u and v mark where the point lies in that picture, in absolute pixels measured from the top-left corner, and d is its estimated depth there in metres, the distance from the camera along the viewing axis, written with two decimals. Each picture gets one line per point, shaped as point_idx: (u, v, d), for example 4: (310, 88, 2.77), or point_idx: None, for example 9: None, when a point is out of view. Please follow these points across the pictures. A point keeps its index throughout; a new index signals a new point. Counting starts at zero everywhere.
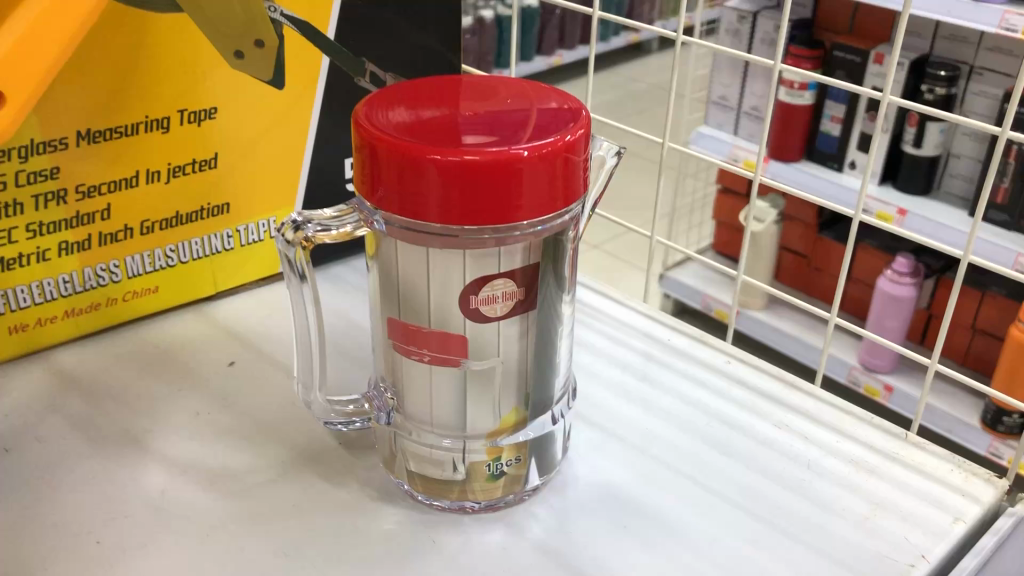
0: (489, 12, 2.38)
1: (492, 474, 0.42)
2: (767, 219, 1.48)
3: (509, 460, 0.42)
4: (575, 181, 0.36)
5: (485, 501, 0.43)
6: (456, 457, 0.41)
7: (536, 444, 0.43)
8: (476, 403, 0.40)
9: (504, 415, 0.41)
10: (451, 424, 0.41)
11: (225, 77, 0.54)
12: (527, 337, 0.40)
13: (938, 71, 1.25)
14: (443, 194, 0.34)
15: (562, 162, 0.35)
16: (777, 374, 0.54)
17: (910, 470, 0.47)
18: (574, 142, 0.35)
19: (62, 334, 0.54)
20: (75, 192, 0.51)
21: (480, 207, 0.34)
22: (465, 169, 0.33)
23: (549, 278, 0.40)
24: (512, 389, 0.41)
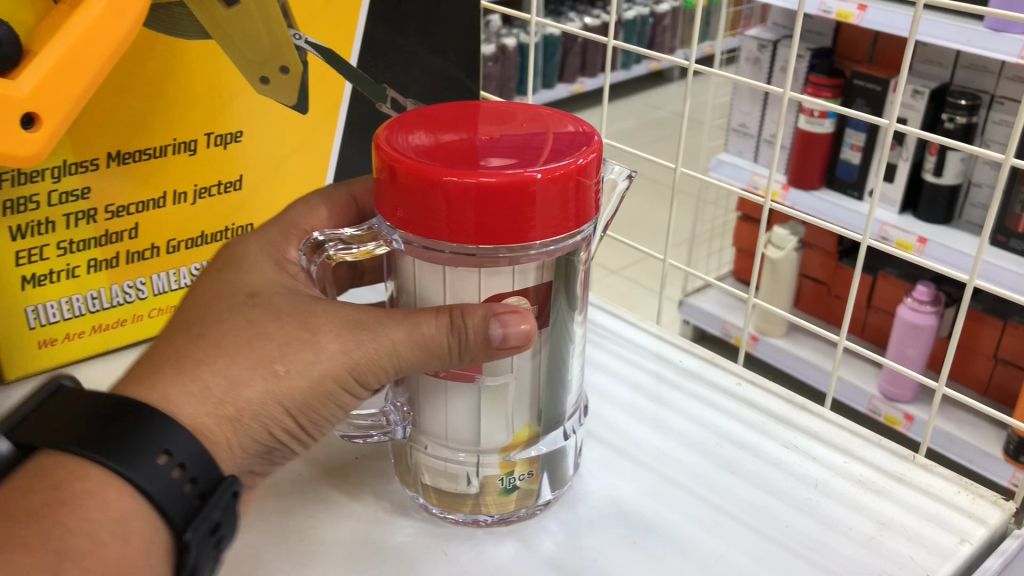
0: (512, 40, 2.40)
1: (504, 489, 0.43)
2: (787, 246, 1.49)
3: (522, 474, 0.43)
4: (587, 203, 0.38)
5: (498, 515, 0.44)
6: (470, 470, 0.42)
7: (548, 459, 0.44)
8: (489, 419, 0.41)
9: (517, 430, 0.42)
10: (465, 438, 0.42)
11: (252, 102, 0.56)
12: (539, 355, 0.41)
13: (959, 100, 1.26)
14: (458, 215, 0.35)
15: (574, 185, 0.36)
16: (786, 396, 0.54)
17: (916, 491, 0.47)
18: (586, 166, 0.37)
19: (90, 350, 0.55)
20: (105, 211, 0.52)
21: (496, 227, 0.35)
22: (482, 191, 0.35)
23: (560, 298, 0.41)
24: (524, 405, 0.42)
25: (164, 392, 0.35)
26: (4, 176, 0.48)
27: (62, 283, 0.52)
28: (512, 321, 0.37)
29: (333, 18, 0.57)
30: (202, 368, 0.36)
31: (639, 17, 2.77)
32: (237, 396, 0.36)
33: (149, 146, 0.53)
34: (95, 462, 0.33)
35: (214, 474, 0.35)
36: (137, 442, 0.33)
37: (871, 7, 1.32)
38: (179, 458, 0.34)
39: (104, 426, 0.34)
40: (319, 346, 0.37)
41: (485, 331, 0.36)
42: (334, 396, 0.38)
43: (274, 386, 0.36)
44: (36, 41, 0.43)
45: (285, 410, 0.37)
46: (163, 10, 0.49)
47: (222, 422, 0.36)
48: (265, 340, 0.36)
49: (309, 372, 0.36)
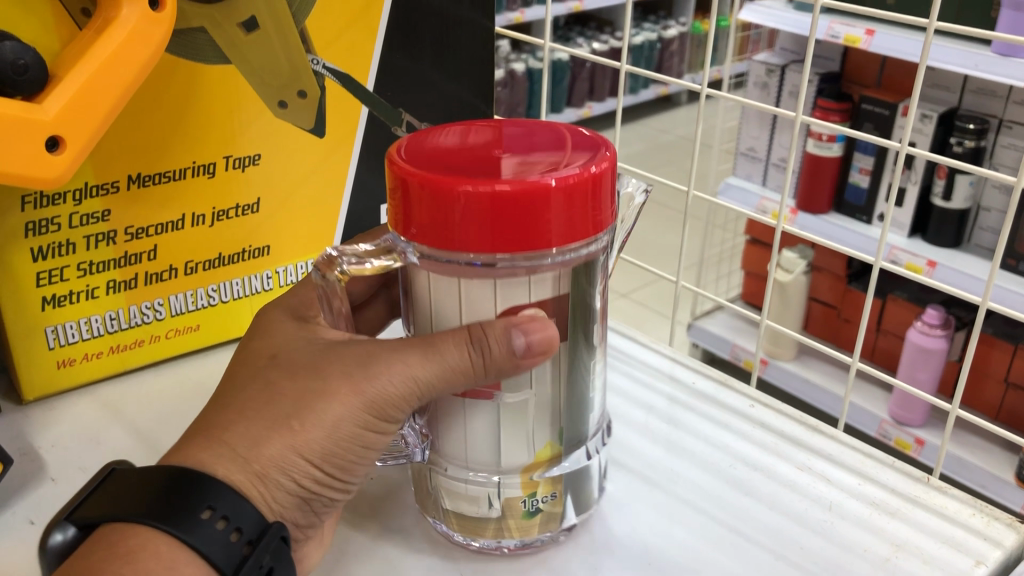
0: (520, 65, 2.42)
1: (527, 511, 0.43)
2: (796, 270, 1.50)
3: (545, 496, 0.43)
4: (602, 210, 0.38)
5: (519, 539, 0.44)
6: (492, 492, 0.42)
7: (569, 481, 0.44)
8: (510, 437, 0.41)
9: (538, 449, 0.42)
10: (486, 459, 0.42)
11: (270, 126, 0.56)
12: (558, 371, 0.41)
13: (967, 124, 1.26)
14: (475, 225, 0.35)
15: (589, 192, 0.37)
16: (799, 418, 0.54)
17: (930, 513, 0.47)
18: (600, 173, 0.37)
19: (108, 369, 0.56)
20: (125, 233, 0.53)
21: (511, 235, 0.36)
22: (496, 198, 0.35)
23: (578, 316, 0.41)
24: (546, 423, 0.42)
25: (197, 457, 0.37)
26: (27, 199, 0.48)
27: (81, 304, 0.53)
28: (534, 328, 0.37)
29: (350, 43, 0.57)
30: (230, 432, 0.37)
31: (647, 42, 2.79)
32: (259, 454, 0.37)
33: (169, 169, 0.53)
34: (145, 525, 0.35)
35: (257, 520, 0.36)
36: (182, 502, 0.35)
37: (878, 32, 1.33)
38: (222, 512, 0.35)
39: (152, 495, 0.36)
40: (332, 395, 0.37)
41: (508, 339, 0.37)
42: (360, 438, 0.38)
43: (291, 441, 0.37)
44: (61, 66, 0.44)
45: (310, 462, 0.37)
46: (185, 35, 0.50)
47: (253, 479, 0.37)
48: (281, 397, 0.38)
49: (324, 422, 0.37)
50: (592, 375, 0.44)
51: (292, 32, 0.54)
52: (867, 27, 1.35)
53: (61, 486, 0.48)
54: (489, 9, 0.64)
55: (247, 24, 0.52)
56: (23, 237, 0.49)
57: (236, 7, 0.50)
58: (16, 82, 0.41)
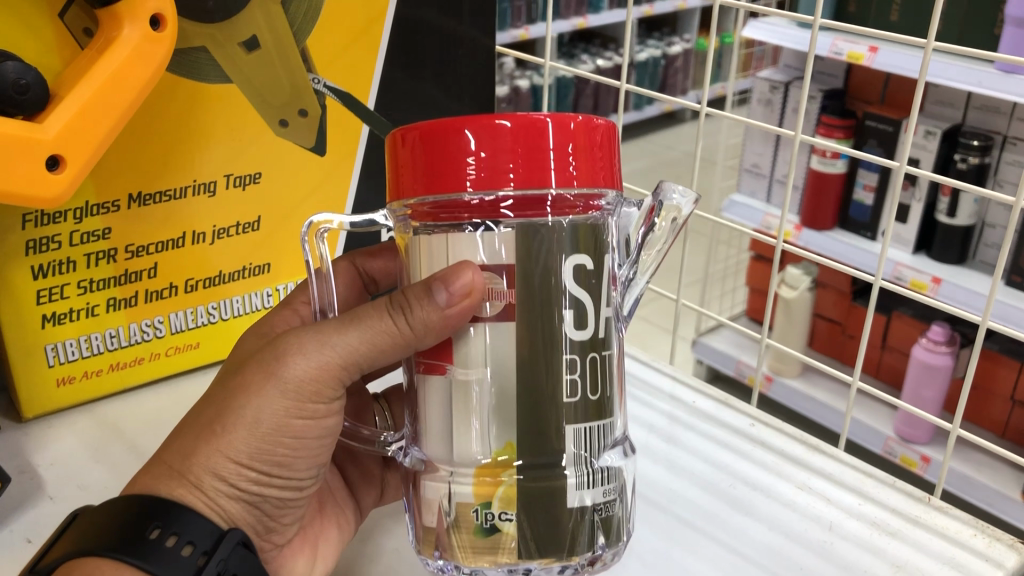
0: (525, 82, 2.43)
1: (481, 527, 0.35)
2: (800, 286, 1.50)
3: (502, 513, 0.35)
4: (610, 167, 0.36)
5: (473, 566, 0.36)
6: (443, 494, 0.36)
7: (534, 499, 0.35)
8: (462, 426, 0.35)
9: (496, 449, 0.35)
10: (442, 453, 0.36)
11: (271, 145, 0.57)
12: (530, 353, 0.35)
13: (971, 140, 1.26)
14: (477, 158, 0.33)
15: (586, 138, 0.35)
16: (801, 438, 0.54)
17: (932, 534, 0.47)
18: (598, 126, 0.36)
19: (108, 388, 0.56)
20: (126, 251, 0.53)
21: (502, 166, 0.33)
22: (485, 127, 0.33)
23: (551, 292, 0.35)
24: (508, 419, 0.35)
25: (140, 482, 0.38)
26: (28, 217, 0.49)
27: (82, 322, 0.53)
28: (454, 274, 0.33)
29: (352, 63, 0.58)
30: (157, 458, 0.39)
31: (651, 59, 2.80)
32: (189, 464, 0.38)
33: (169, 187, 0.53)
34: (89, 554, 0.35)
35: (205, 529, 0.37)
36: (129, 527, 0.35)
37: (881, 49, 1.33)
38: (168, 528, 0.36)
39: (98, 525, 0.36)
40: (249, 392, 0.38)
41: (429, 294, 0.34)
42: (286, 428, 0.39)
43: (215, 445, 0.38)
44: (63, 86, 0.44)
45: (240, 463, 0.38)
46: (186, 55, 0.50)
47: (191, 490, 0.38)
48: (204, 408, 0.39)
49: (243, 421, 0.38)
50: (578, 375, 0.35)
51: (292, 50, 0.54)
52: (870, 44, 1.35)
53: (58, 504, 0.48)
54: (488, 28, 0.64)
55: (247, 43, 0.52)
56: (24, 255, 0.49)
57: (237, 26, 0.51)
58: (18, 102, 0.41)
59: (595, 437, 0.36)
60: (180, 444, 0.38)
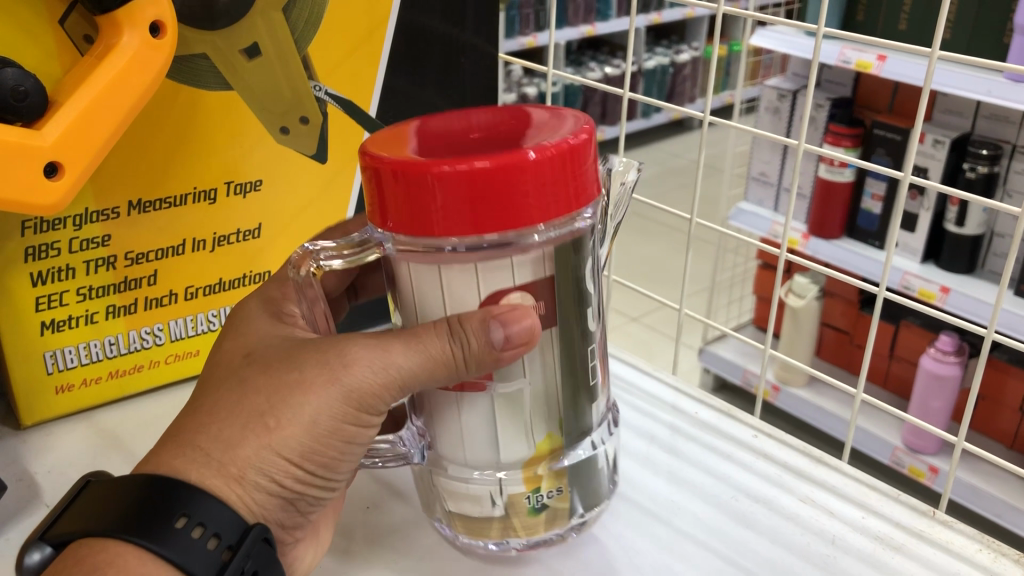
0: (532, 90, 2.44)
1: (533, 508, 0.41)
2: (807, 295, 1.48)
3: (549, 491, 0.41)
4: (589, 182, 0.36)
5: (528, 538, 0.42)
6: (494, 490, 0.41)
7: (573, 473, 0.42)
8: (507, 432, 0.39)
9: (538, 442, 0.40)
10: (486, 457, 0.40)
11: (272, 152, 0.56)
12: (555, 355, 0.39)
13: (980, 149, 1.26)
14: (464, 205, 0.33)
15: (569, 164, 0.34)
16: (804, 449, 0.54)
17: (936, 548, 0.46)
18: (578, 144, 0.35)
19: (107, 395, 0.56)
20: (125, 259, 0.53)
21: (493, 214, 0.33)
22: (470, 178, 0.32)
23: (573, 299, 0.38)
24: (543, 415, 0.40)
25: (169, 464, 0.37)
26: (27, 224, 0.49)
27: (81, 329, 0.53)
28: (515, 319, 0.35)
29: (353, 69, 0.57)
30: (202, 435, 0.37)
31: (659, 66, 2.80)
32: (234, 456, 0.36)
33: (169, 194, 0.53)
34: (117, 538, 0.34)
35: (237, 523, 0.36)
36: (155, 514, 0.35)
37: (890, 59, 1.33)
38: (198, 518, 0.35)
39: (123, 506, 0.35)
40: (309, 388, 0.37)
41: (485, 330, 0.35)
42: (339, 431, 0.38)
43: (267, 439, 0.37)
44: (61, 93, 0.44)
45: (290, 461, 0.37)
46: (186, 62, 0.50)
47: (230, 482, 0.36)
48: (254, 393, 0.37)
49: (301, 417, 0.37)
50: (593, 361, 0.41)
51: (294, 57, 0.54)
52: (878, 53, 1.35)
53: None
54: (491, 35, 0.64)
55: (248, 50, 0.52)
56: (23, 262, 0.49)
57: (238, 33, 0.51)
58: (16, 109, 0.41)
59: (599, 412, 0.42)
60: (222, 430, 0.37)
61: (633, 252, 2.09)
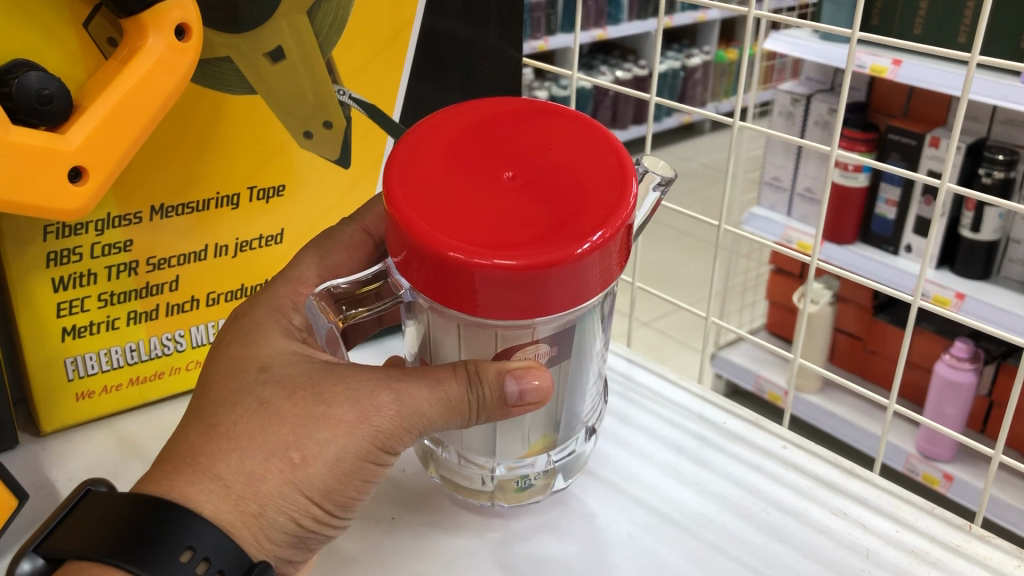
0: (543, 93, 2.42)
1: (520, 487, 0.46)
2: (822, 300, 1.46)
3: (537, 475, 0.46)
4: (614, 262, 0.37)
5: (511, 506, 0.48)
6: (487, 473, 0.46)
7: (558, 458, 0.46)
8: (505, 436, 0.43)
9: (533, 442, 0.44)
10: (482, 448, 0.44)
11: (296, 157, 0.56)
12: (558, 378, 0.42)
13: (996, 155, 1.25)
14: (486, 294, 0.35)
15: (598, 257, 0.35)
16: (836, 461, 0.53)
17: (972, 564, 0.46)
18: (612, 235, 0.35)
19: (127, 402, 0.55)
20: (147, 264, 0.52)
21: (512, 305, 0.35)
22: (498, 274, 0.34)
23: (582, 331, 0.40)
24: (540, 422, 0.43)
25: (183, 492, 0.35)
26: (49, 229, 0.48)
27: (101, 335, 0.52)
28: (523, 377, 0.37)
29: (376, 72, 0.57)
30: (220, 462, 0.36)
31: (671, 70, 2.79)
32: (257, 491, 0.36)
33: (193, 200, 0.53)
34: (122, 569, 0.33)
35: (242, 561, 0.35)
36: (159, 546, 0.34)
37: (906, 62, 1.31)
38: (204, 554, 0.34)
39: (126, 531, 0.34)
40: (334, 423, 0.37)
41: (503, 389, 0.37)
42: (360, 470, 0.38)
43: (292, 475, 0.36)
44: (86, 96, 0.43)
45: (311, 499, 0.37)
46: (211, 65, 0.50)
47: (247, 520, 0.36)
48: (280, 423, 0.37)
49: (326, 455, 0.37)
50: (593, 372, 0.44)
51: (318, 60, 0.53)
52: (894, 57, 1.33)
53: None
54: (516, 38, 0.63)
55: (273, 54, 0.51)
56: (45, 267, 0.49)
57: (262, 36, 0.50)
58: (40, 113, 0.41)
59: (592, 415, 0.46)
60: (241, 455, 0.36)
61: (644, 257, 2.08)
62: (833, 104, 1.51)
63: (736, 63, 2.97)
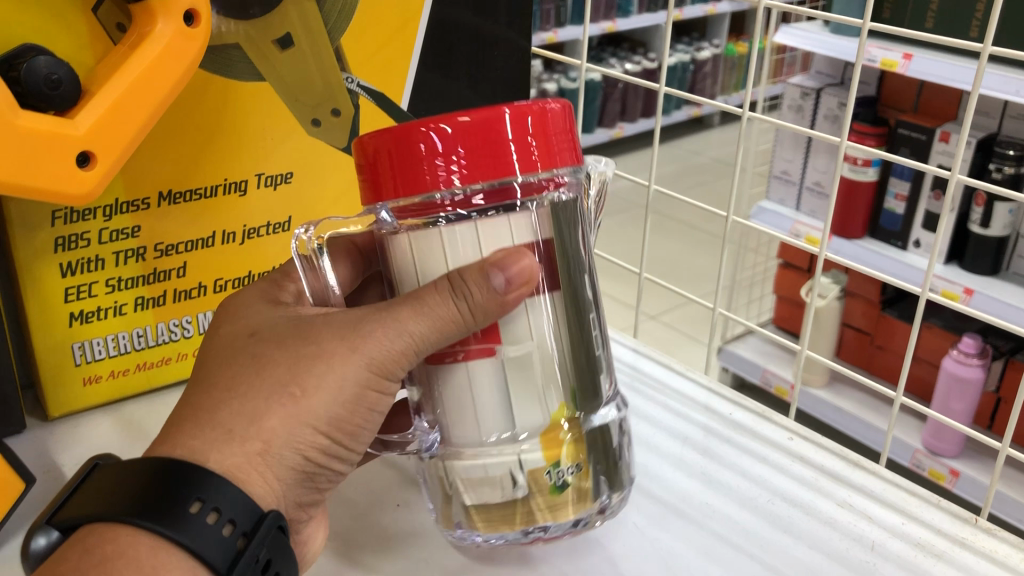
0: (552, 86, 2.41)
1: (555, 485, 0.39)
2: (829, 295, 1.46)
3: (570, 468, 0.39)
4: (569, 144, 0.38)
5: (552, 523, 0.40)
6: (513, 466, 0.38)
7: (593, 444, 0.40)
8: (520, 397, 0.38)
9: (553, 409, 0.39)
10: (499, 424, 0.38)
11: (302, 145, 0.56)
12: (557, 321, 0.39)
13: (1006, 150, 1.24)
14: (452, 158, 0.35)
15: (548, 122, 0.37)
16: (842, 453, 0.53)
17: (980, 558, 0.45)
18: (556, 109, 0.38)
19: (134, 387, 0.55)
20: (155, 250, 0.53)
21: (478, 162, 0.36)
22: (456, 129, 0.35)
23: (567, 261, 0.40)
24: (553, 379, 0.39)
25: (188, 445, 0.35)
26: (57, 214, 0.48)
27: (109, 321, 0.53)
28: (510, 261, 0.35)
29: (385, 61, 0.57)
30: (219, 415, 0.36)
31: (680, 63, 2.78)
32: (262, 427, 0.36)
33: (200, 185, 0.53)
34: (129, 525, 0.33)
35: (252, 512, 0.35)
36: (168, 499, 0.33)
37: (916, 56, 1.31)
38: (214, 505, 0.34)
39: (127, 491, 0.34)
40: (328, 358, 0.36)
41: (486, 279, 0.35)
42: (365, 400, 0.38)
43: (294, 410, 0.36)
44: (94, 82, 0.43)
45: (318, 430, 0.37)
46: (219, 52, 0.50)
47: (254, 459, 0.36)
48: (273, 364, 0.37)
49: (326, 385, 0.36)
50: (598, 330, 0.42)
51: (327, 48, 0.53)
52: (904, 51, 1.33)
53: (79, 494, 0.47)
54: (526, 28, 0.63)
55: (281, 41, 0.51)
56: (53, 253, 0.49)
57: (270, 22, 0.50)
58: (50, 97, 0.41)
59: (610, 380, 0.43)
60: (240, 403, 0.36)
61: (653, 250, 2.08)
62: (843, 98, 1.50)
63: (746, 56, 2.97)
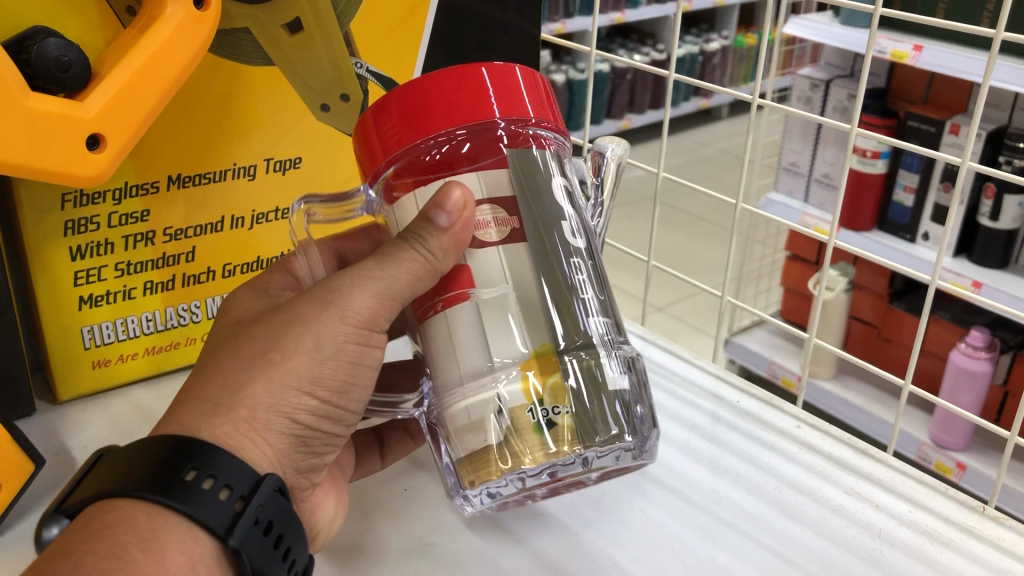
0: (561, 77, 2.40)
1: (537, 424, 0.36)
2: (837, 288, 1.44)
3: (552, 406, 0.37)
4: (546, 107, 0.41)
5: (529, 467, 0.36)
6: (492, 407, 0.37)
7: (581, 385, 0.38)
8: (496, 337, 0.37)
9: (532, 348, 0.38)
10: (477, 365, 0.37)
11: (310, 130, 0.56)
12: (542, 261, 0.39)
13: (1018, 142, 1.23)
14: (438, 104, 0.38)
15: (525, 80, 0.40)
16: (849, 441, 0.53)
17: (987, 545, 0.45)
18: (533, 75, 0.40)
19: (142, 371, 0.55)
20: (164, 234, 0.53)
21: (459, 104, 0.38)
22: (437, 79, 0.38)
23: (542, 201, 0.39)
24: (539, 323, 0.38)
25: (185, 419, 0.36)
26: (67, 198, 0.48)
27: (118, 304, 0.53)
28: (443, 196, 0.37)
29: (395, 46, 0.57)
30: (212, 386, 0.36)
31: (689, 55, 2.77)
32: (247, 394, 0.36)
33: (209, 170, 0.53)
34: (116, 498, 0.33)
35: (250, 475, 0.35)
36: (162, 469, 0.34)
37: (927, 48, 1.30)
38: (209, 470, 0.34)
39: (112, 472, 0.35)
40: (306, 322, 0.37)
41: (429, 220, 0.36)
42: (344, 352, 0.37)
43: (274, 373, 0.36)
44: (105, 65, 0.43)
45: (302, 391, 0.37)
46: (230, 36, 0.49)
47: (243, 427, 0.36)
48: (251, 337, 0.37)
49: (302, 346, 0.37)
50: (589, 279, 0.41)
51: (337, 32, 0.53)
52: (915, 43, 1.31)
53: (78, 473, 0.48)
54: (535, 16, 0.62)
55: (292, 26, 0.51)
56: (62, 236, 0.49)
57: (280, 7, 0.49)
58: (59, 79, 0.41)
59: (608, 330, 0.40)
60: (226, 377, 0.36)
61: (660, 242, 2.07)
62: (853, 90, 1.49)
63: (755, 48, 2.96)
